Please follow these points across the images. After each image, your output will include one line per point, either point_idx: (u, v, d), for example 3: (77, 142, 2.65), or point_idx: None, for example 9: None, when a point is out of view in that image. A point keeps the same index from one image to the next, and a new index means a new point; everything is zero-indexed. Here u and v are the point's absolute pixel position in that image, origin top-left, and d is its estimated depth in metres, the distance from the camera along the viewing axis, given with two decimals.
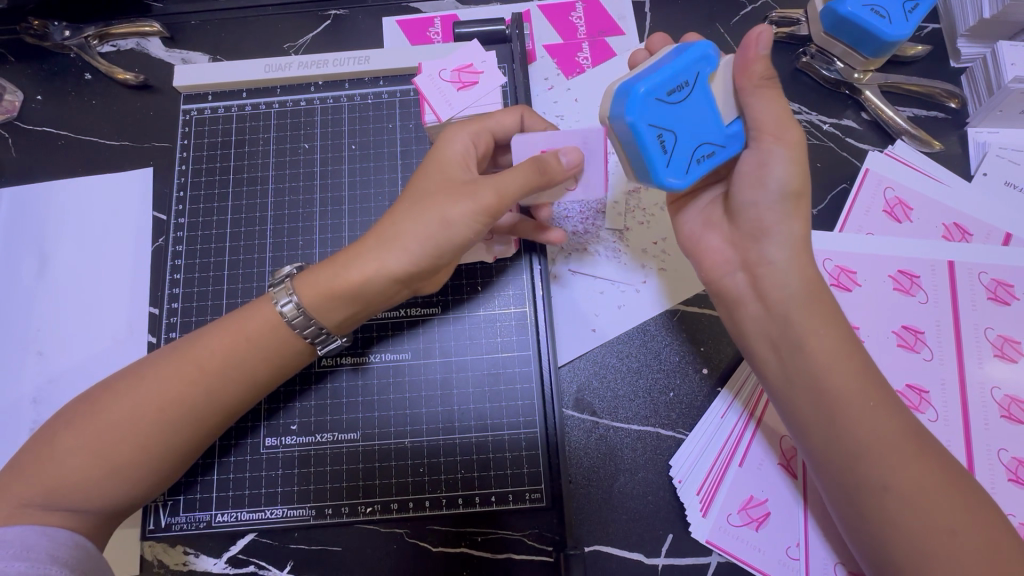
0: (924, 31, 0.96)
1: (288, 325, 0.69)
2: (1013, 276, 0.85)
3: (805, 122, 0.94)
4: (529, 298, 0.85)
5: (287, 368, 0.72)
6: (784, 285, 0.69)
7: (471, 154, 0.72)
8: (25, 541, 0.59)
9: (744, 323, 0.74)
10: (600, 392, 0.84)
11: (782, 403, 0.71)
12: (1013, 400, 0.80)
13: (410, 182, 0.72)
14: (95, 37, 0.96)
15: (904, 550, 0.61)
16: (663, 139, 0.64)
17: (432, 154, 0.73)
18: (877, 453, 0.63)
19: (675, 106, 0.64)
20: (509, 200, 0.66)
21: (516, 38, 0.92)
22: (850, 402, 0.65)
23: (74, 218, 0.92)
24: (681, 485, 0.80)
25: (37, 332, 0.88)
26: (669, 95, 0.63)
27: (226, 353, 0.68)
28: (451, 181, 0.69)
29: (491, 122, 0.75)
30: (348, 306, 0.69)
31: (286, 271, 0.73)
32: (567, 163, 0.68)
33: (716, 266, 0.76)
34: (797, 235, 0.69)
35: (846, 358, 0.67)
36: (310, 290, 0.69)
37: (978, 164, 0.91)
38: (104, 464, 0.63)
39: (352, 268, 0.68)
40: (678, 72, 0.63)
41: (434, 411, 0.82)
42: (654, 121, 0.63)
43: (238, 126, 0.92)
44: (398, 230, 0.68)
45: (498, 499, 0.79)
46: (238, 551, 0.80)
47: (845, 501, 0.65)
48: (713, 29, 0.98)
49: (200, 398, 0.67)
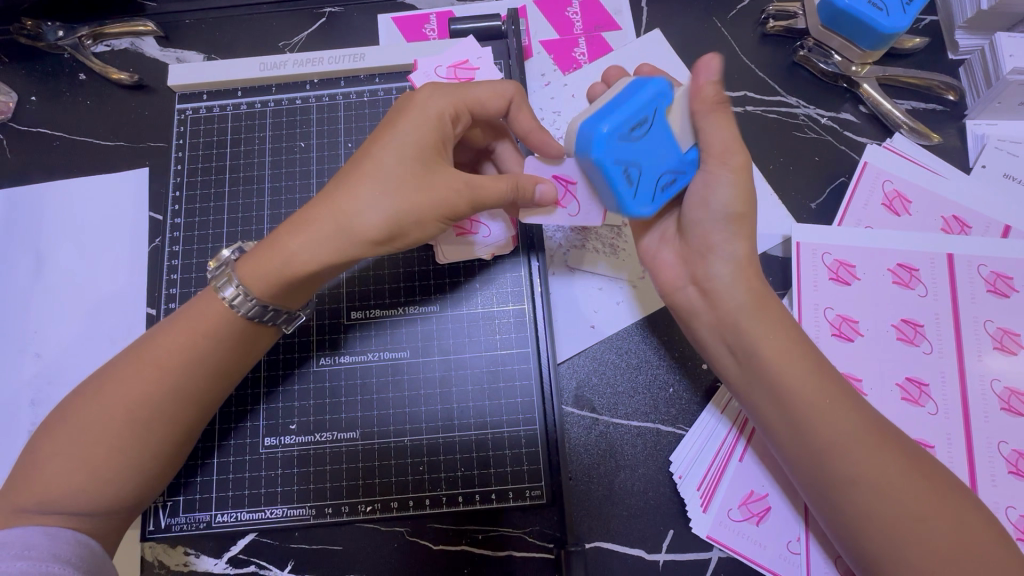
0: (922, 23, 0.96)
1: (233, 311, 0.68)
2: (1013, 269, 0.84)
3: (804, 116, 0.94)
4: (528, 295, 0.85)
5: (254, 351, 0.72)
6: (729, 299, 0.69)
7: (444, 131, 0.69)
8: (26, 542, 0.59)
9: (702, 336, 0.73)
10: (599, 388, 0.84)
11: (748, 407, 0.70)
12: (1013, 392, 0.80)
13: (369, 152, 0.67)
14: (89, 37, 0.95)
15: (881, 542, 0.61)
16: (631, 176, 0.64)
17: (392, 129, 0.67)
18: (844, 446, 0.63)
19: (639, 141, 0.63)
20: (484, 199, 0.67)
21: (512, 34, 0.92)
22: (813, 400, 0.65)
23: (69, 221, 0.92)
24: (681, 481, 0.80)
25: (32, 335, 0.88)
26: (632, 135, 0.62)
27: (184, 350, 0.67)
28: (421, 165, 0.66)
29: (473, 99, 0.72)
30: (294, 294, 0.69)
31: (226, 258, 0.69)
32: (541, 199, 0.70)
33: (669, 279, 0.75)
34: (741, 254, 0.69)
35: (798, 356, 0.67)
36: (255, 281, 0.66)
37: (976, 157, 0.90)
38: (87, 467, 0.63)
39: (300, 253, 0.65)
40: (636, 113, 0.61)
41: (434, 410, 0.82)
42: (624, 161, 0.62)
43: (234, 125, 0.92)
44: (358, 215, 0.64)
45: (498, 496, 0.79)
46: (238, 551, 0.80)
47: (824, 503, 0.65)
48: (709, 23, 0.98)
49: (166, 394, 0.66)
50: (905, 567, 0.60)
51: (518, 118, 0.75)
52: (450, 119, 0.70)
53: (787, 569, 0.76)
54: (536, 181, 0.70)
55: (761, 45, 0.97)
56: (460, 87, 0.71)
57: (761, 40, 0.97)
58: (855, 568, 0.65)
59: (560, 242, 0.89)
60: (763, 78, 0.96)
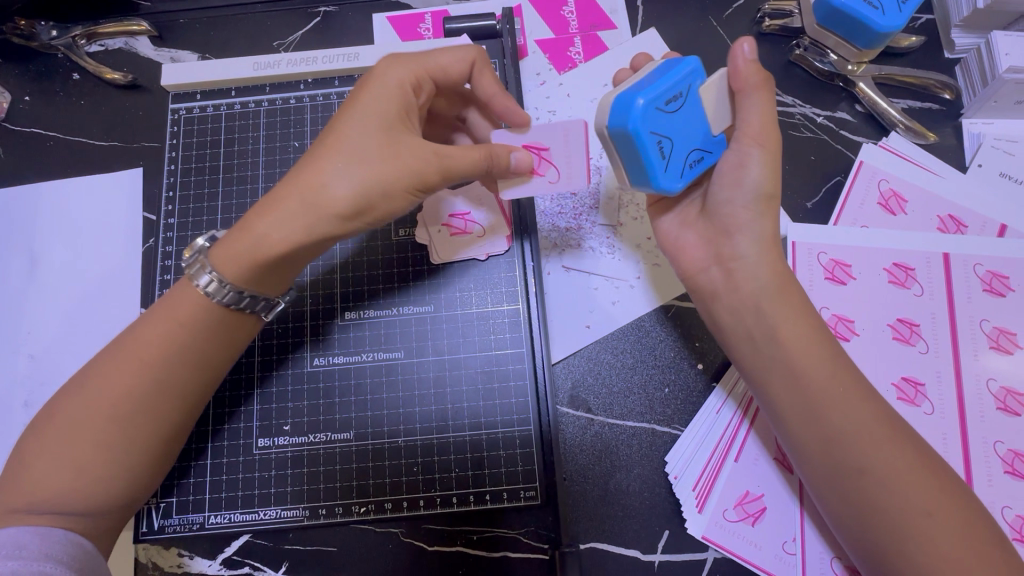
0: (918, 21, 0.96)
1: (210, 299, 0.67)
2: (1009, 268, 0.84)
3: (799, 115, 0.94)
4: (522, 296, 0.85)
5: (235, 342, 0.71)
6: (753, 280, 0.69)
7: (408, 101, 0.68)
8: (17, 542, 0.58)
9: (721, 319, 0.73)
10: (595, 389, 0.84)
11: (760, 394, 0.70)
12: (1009, 391, 0.80)
13: (334, 127, 0.66)
14: (82, 37, 0.95)
15: (888, 532, 0.61)
16: (664, 150, 0.62)
17: (353, 100, 0.68)
18: (857, 435, 0.63)
19: (674, 114, 0.62)
20: (453, 168, 0.66)
21: (507, 33, 0.91)
22: (829, 387, 0.65)
23: (63, 221, 0.92)
24: (676, 481, 0.79)
25: (26, 335, 0.88)
26: (667, 105, 0.61)
27: (162, 340, 0.66)
28: (386, 136, 0.65)
29: (434, 66, 0.72)
30: (273, 276, 0.68)
31: (199, 245, 0.69)
32: (518, 164, 0.69)
33: (693, 261, 0.75)
34: (767, 237, 0.69)
35: (817, 343, 0.67)
36: (225, 261, 0.65)
37: (972, 156, 0.90)
38: (75, 466, 0.63)
39: (269, 233, 0.64)
40: (673, 85, 0.61)
41: (427, 410, 0.81)
42: (656, 134, 0.61)
43: (228, 125, 0.92)
44: (324, 188, 0.63)
45: (492, 497, 0.79)
46: (232, 552, 0.80)
47: (834, 491, 0.64)
48: (705, 22, 0.98)
49: (149, 385, 0.65)
50: (911, 564, 0.59)
51: (480, 81, 0.75)
52: (413, 88, 0.70)
53: (782, 570, 0.76)
54: (510, 148, 0.69)
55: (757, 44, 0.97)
56: (421, 56, 0.72)
57: (757, 39, 0.97)
58: (860, 566, 0.65)
59: (555, 241, 0.89)
60: None
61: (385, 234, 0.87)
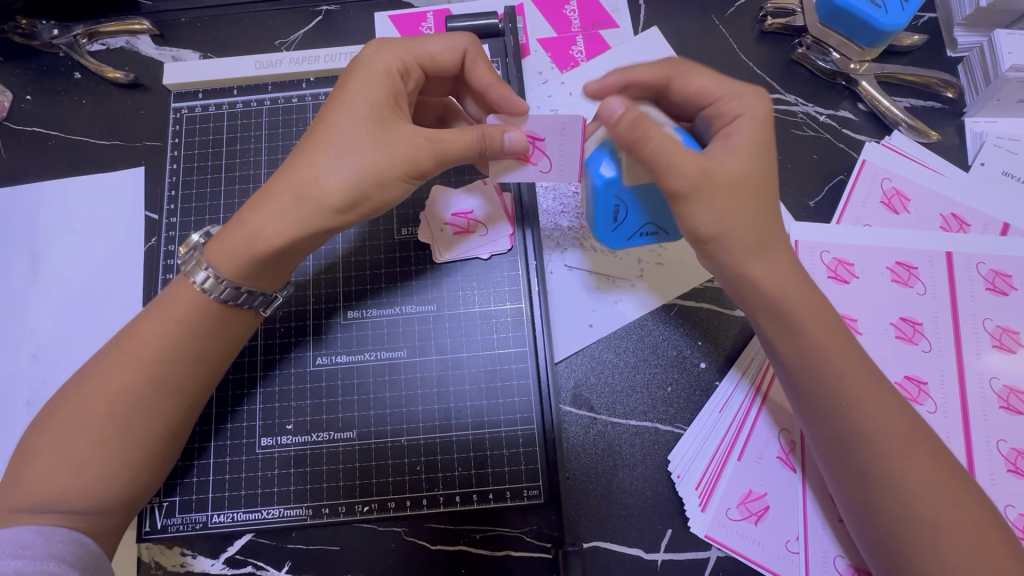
0: (921, 20, 0.96)
1: (206, 296, 0.67)
2: (1011, 267, 0.84)
3: (802, 114, 0.93)
4: (525, 295, 0.85)
5: (234, 337, 0.71)
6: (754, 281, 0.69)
7: (396, 87, 0.68)
8: (20, 541, 0.58)
9: None
10: (598, 387, 0.84)
11: (785, 385, 0.70)
12: (1012, 390, 0.80)
13: (324, 119, 0.66)
14: (84, 36, 0.95)
15: (900, 527, 0.62)
16: (644, 229, 0.78)
17: (340, 89, 0.68)
18: (879, 431, 0.64)
19: (629, 215, 0.75)
20: (446, 153, 0.66)
21: (510, 32, 0.92)
22: (850, 381, 0.66)
23: (65, 220, 0.92)
24: (679, 480, 0.79)
25: (28, 334, 0.88)
26: (618, 217, 0.75)
27: (158, 338, 0.66)
28: (376, 124, 0.65)
29: (423, 53, 0.71)
30: (272, 270, 0.68)
31: (194, 241, 0.69)
32: (511, 147, 0.67)
33: None
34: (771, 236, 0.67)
35: (840, 338, 0.68)
36: (223, 262, 0.66)
37: (975, 155, 0.90)
38: (77, 464, 0.63)
39: (264, 228, 0.64)
40: (606, 208, 0.74)
41: (431, 409, 0.81)
42: (624, 230, 0.78)
43: (230, 124, 0.91)
44: (317, 181, 0.63)
45: (496, 496, 0.79)
46: (235, 551, 0.80)
47: (852, 482, 0.65)
48: (707, 21, 0.98)
49: (144, 383, 0.65)
50: (921, 558, 0.60)
51: (474, 72, 0.74)
52: (400, 75, 0.69)
53: (786, 569, 0.76)
54: (505, 128, 0.68)
55: (758, 42, 0.97)
56: (409, 42, 0.71)
57: (759, 39, 0.97)
58: (873, 565, 0.66)
59: (558, 239, 0.89)
60: (761, 77, 0.95)
61: (387, 233, 0.87)
